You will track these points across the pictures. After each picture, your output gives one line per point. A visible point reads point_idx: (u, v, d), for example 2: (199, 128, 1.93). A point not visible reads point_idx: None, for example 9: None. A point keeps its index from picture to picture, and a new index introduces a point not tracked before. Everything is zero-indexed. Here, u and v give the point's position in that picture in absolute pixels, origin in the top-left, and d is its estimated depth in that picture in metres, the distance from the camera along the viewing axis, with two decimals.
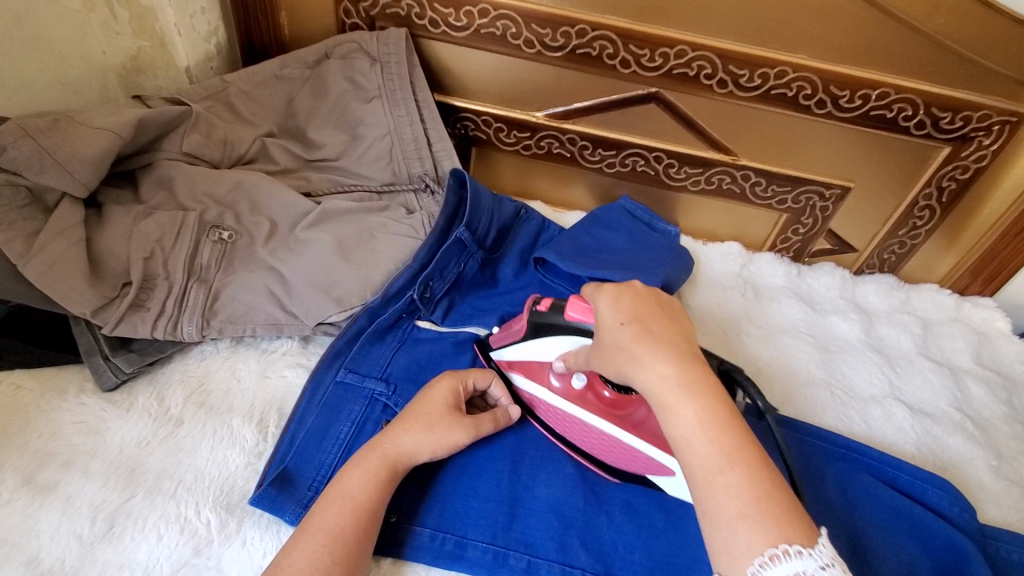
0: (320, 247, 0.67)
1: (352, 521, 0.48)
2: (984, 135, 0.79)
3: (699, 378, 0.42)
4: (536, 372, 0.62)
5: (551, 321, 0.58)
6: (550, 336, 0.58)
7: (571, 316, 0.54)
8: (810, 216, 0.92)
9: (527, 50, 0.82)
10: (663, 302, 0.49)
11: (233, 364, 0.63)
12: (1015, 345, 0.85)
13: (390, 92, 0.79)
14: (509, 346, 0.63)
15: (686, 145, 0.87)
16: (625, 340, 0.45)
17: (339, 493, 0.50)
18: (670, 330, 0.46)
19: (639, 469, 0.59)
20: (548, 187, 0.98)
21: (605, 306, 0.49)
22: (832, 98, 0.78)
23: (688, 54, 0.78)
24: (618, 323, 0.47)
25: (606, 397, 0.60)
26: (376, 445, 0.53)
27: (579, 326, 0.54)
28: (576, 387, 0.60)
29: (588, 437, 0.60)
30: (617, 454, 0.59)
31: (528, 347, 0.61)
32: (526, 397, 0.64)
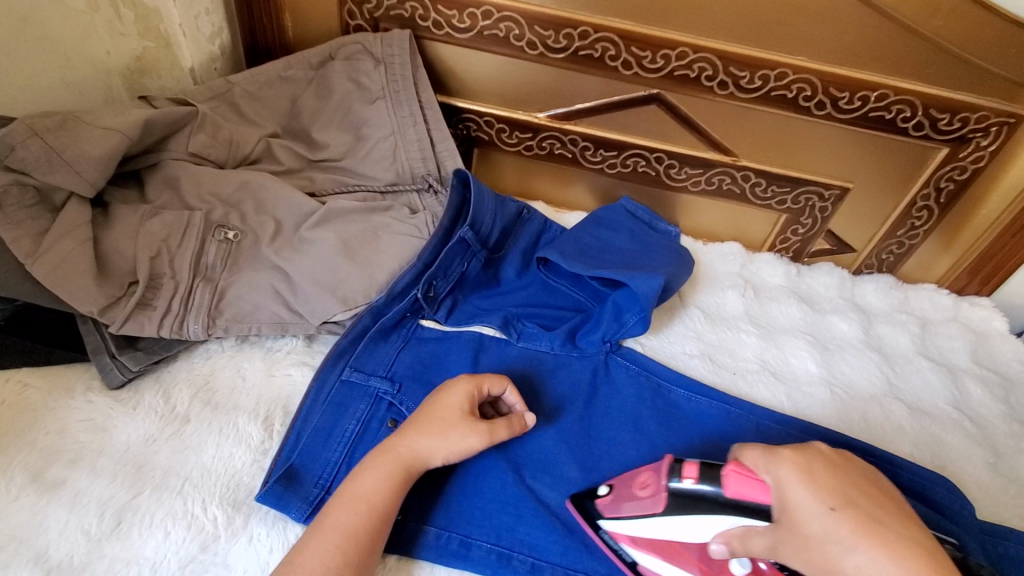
0: (325, 247, 0.67)
1: (366, 526, 0.50)
2: (982, 136, 0.80)
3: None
4: (676, 553, 0.53)
5: (700, 495, 0.49)
6: (704, 514, 0.49)
7: (733, 489, 0.48)
8: (810, 217, 0.92)
9: (529, 51, 0.83)
10: (863, 479, 0.47)
11: (238, 362, 0.63)
12: (1012, 344, 0.86)
13: (393, 93, 0.80)
14: (637, 520, 0.53)
15: (686, 146, 0.88)
16: (838, 533, 0.42)
17: (355, 495, 0.51)
18: (889, 521, 0.44)
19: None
20: (549, 188, 0.99)
21: (795, 481, 0.45)
22: (831, 99, 0.79)
23: (690, 56, 0.79)
24: (826, 507, 0.44)
25: (765, 574, 0.51)
26: (390, 447, 0.54)
27: (744, 502, 0.47)
28: (734, 571, 0.51)
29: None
30: None
31: (659, 525, 0.52)
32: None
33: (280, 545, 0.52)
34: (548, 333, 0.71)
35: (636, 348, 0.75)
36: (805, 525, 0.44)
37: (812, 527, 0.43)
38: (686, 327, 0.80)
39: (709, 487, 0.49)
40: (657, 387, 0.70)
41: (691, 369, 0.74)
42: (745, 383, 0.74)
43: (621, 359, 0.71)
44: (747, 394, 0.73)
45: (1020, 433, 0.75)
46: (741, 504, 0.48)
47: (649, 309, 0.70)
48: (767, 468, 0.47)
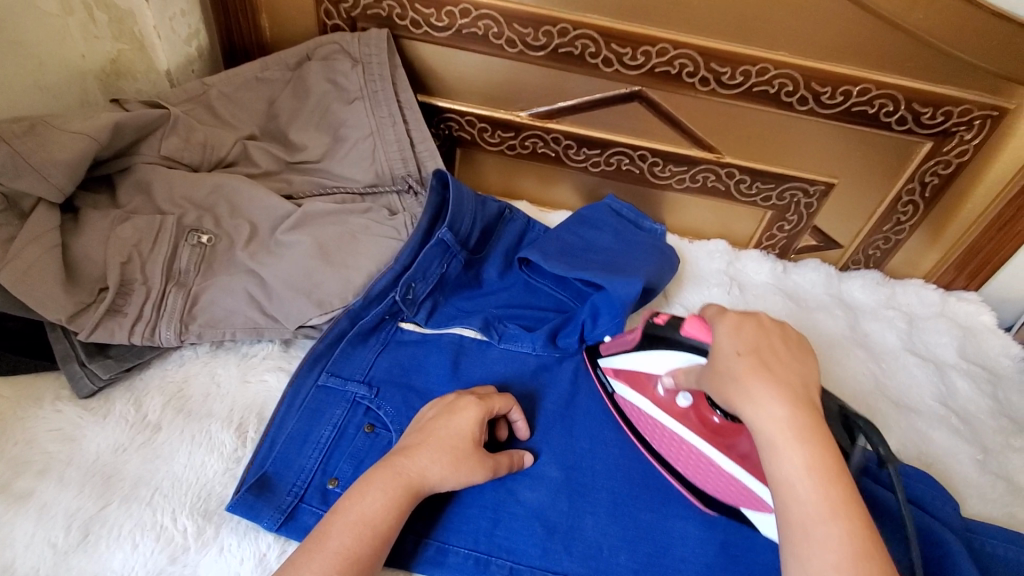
0: (301, 250, 0.66)
1: (365, 545, 0.47)
2: (965, 130, 0.79)
3: (809, 423, 0.45)
4: (641, 384, 0.61)
5: (662, 334, 0.57)
6: (662, 350, 0.58)
7: (686, 331, 0.54)
8: (795, 213, 0.92)
9: (509, 49, 0.82)
10: (789, 336, 0.51)
11: (212, 368, 0.62)
12: (1000, 338, 0.86)
13: (371, 93, 0.79)
14: (618, 354, 0.63)
15: (670, 144, 0.87)
16: (739, 372, 0.47)
17: (358, 517, 0.48)
18: (791, 372, 0.48)
19: (736, 501, 0.55)
20: (534, 187, 0.98)
21: (726, 333, 0.50)
22: (814, 94, 0.79)
23: (670, 53, 0.78)
24: (734, 352, 0.49)
25: (712, 422, 0.57)
26: (395, 468, 0.52)
27: (694, 343, 0.54)
28: (680, 404, 0.58)
29: (680, 453, 0.58)
30: (708, 478, 0.57)
31: (635, 357, 0.61)
32: (625, 407, 0.63)
33: (252, 556, 0.51)
34: (530, 334, 0.70)
35: None
36: (719, 364, 0.49)
37: (721, 364, 0.49)
38: None
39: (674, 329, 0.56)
40: None
41: None
42: None
43: None
44: None
45: (1008, 428, 0.74)
46: (692, 344, 0.54)
47: (627, 310, 0.69)
48: (715, 318, 0.52)
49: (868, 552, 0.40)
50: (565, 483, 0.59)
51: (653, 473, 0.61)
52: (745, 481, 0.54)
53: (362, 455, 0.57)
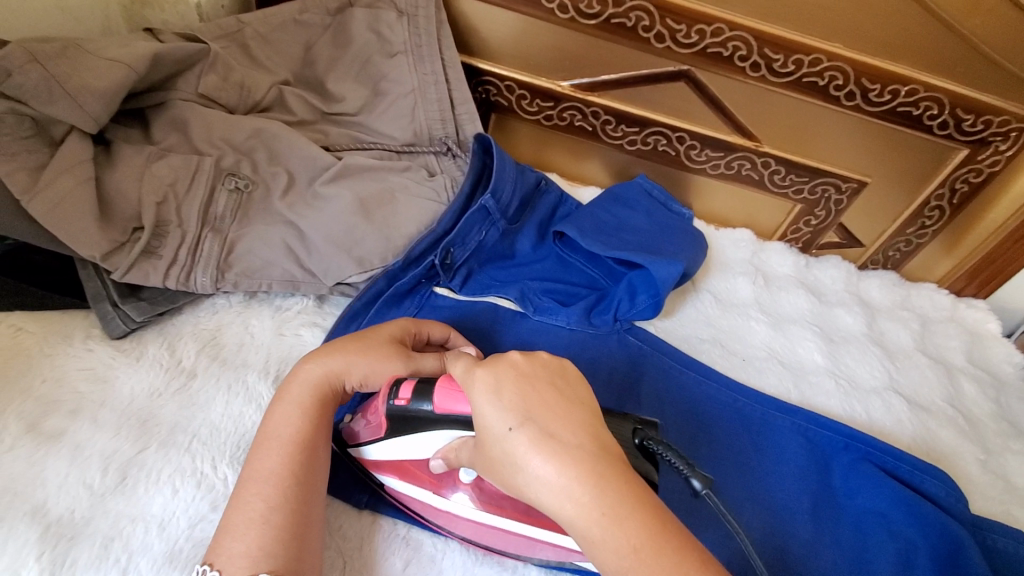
0: (340, 204, 0.64)
1: (294, 461, 0.47)
2: (1001, 141, 0.80)
3: (606, 490, 0.39)
4: (409, 473, 0.54)
5: (415, 413, 0.50)
6: (415, 436, 0.51)
7: (439, 406, 0.48)
8: (824, 209, 0.92)
9: (559, 15, 0.80)
10: (543, 366, 0.45)
11: (246, 318, 0.61)
12: (1004, 346, 0.89)
13: (416, 48, 0.76)
14: (385, 445, 0.53)
15: (710, 128, 0.87)
16: (520, 450, 0.41)
17: (269, 434, 0.48)
18: (556, 408, 0.43)
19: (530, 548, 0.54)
20: (564, 161, 0.97)
21: (483, 398, 0.44)
22: (862, 91, 0.78)
23: (725, 34, 0.77)
24: (504, 427, 0.42)
25: (483, 489, 0.53)
26: (301, 374, 0.52)
27: (452, 413, 0.48)
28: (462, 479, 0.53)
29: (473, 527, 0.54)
30: (494, 534, 0.54)
31: (388, 446, 0.53)
32: (410, 500, 0.56)
33: None
34: (565, 309, 0.70)
35: (648, 329, 0.75)
36: (494, 449, 0.43)
37: (496, 447, 0.42)
38: (698, 311, 0.80)
39: (421, 403, 0.49)
40: (669, 368, 0.70)
41: (701, 353, 0.75)
42: (752, 370, 0.75)
43: (634, 338, 0.71)
44: (755, 381, 0.74)
45: (1008, 432, 0.77)
46: (449, 417, 0.48)
47: (664, 294, 0.70)
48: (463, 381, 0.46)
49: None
50: None
51: None
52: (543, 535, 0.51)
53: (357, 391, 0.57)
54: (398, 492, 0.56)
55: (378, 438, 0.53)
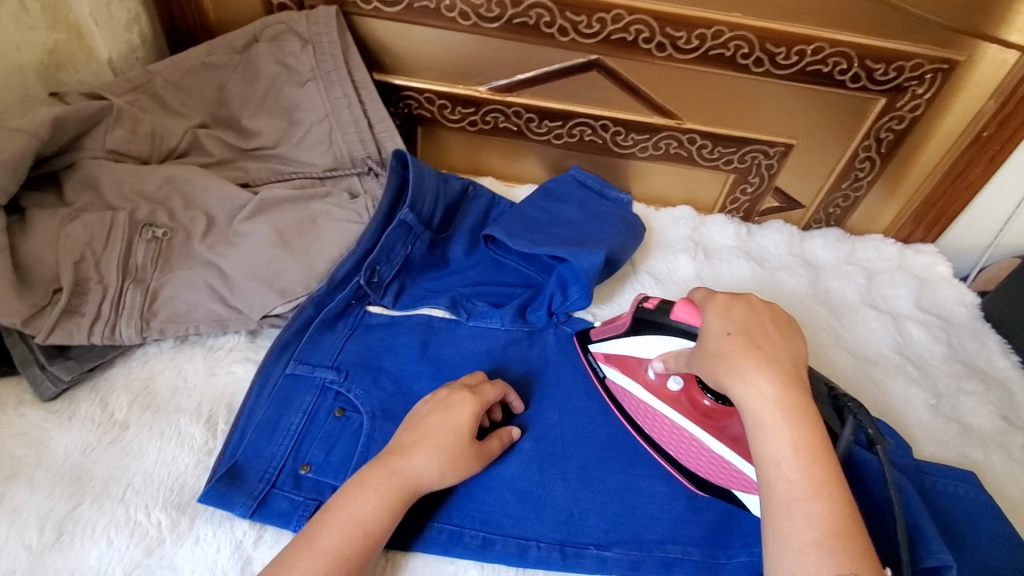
0: (259, 238, 0.66)
1: (359, 548, 0.47)
2: (917, 85, 0.80)
3: (798, 399, 0.48)
4: (632, 369, 0.63)
5: (655, 321, 0.58)
6: (649, 335, 0.59)
7: (678, 316, 0.55)
8: (756, 175, 0.93)
9: (461, 22, 0.80)
10: (778, 316, 0.53)
11: (178, 363, 0.62)
12: (953, 288, 0.89)
13: (324, 73, 0.77)
14: (611, 340, 0.63)
15: (630, 112, 0.88)
16: (727, 349, 0.50)
17: (350, 517, 0.48)
18: (777, 349, 0.50)
19: (723, 480, 0.57)
20: (497, 163, 0.98)
21: (715, 314, 0.53)
22: (769, 55, 0.79)
23: (626, 19, 0.77)
24: (724, 333, 0.51)
25: (702, 405, 0.60)
26: (399, 469, 0.51)
27: (681, 327, 0.55)
28: (672, 389, 0.60)
29: (668, 434, 0.60)
30: (683, 448, 0.59)
31: (623, 341, 0.62)
32: (615, 391, 0.64)
33: (229, 543, 0.51)
34: (498, 310, 0.71)
35: (587, 318, 0.75)
36: (709, 346, 0.51)
37: (712, 345, 0.51)
38: (637, 294, 0.81)
39: (665, 317, 0.56)
40: None
41: None
42: None
43: (570, 329, 0.72)
44: None
45: (960, 373, 0.77)
46: (680, 327, 0.56)
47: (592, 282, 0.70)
48: (706, 300, 0.54)
49: (847, 529, 0.43)
50: (537, 454, 0.59)
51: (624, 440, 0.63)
52: (718, 448, 0.57)
53: (334, 439, 0.58)
54: (616, 389, 0.64)
55: (615, 335, 0.62)
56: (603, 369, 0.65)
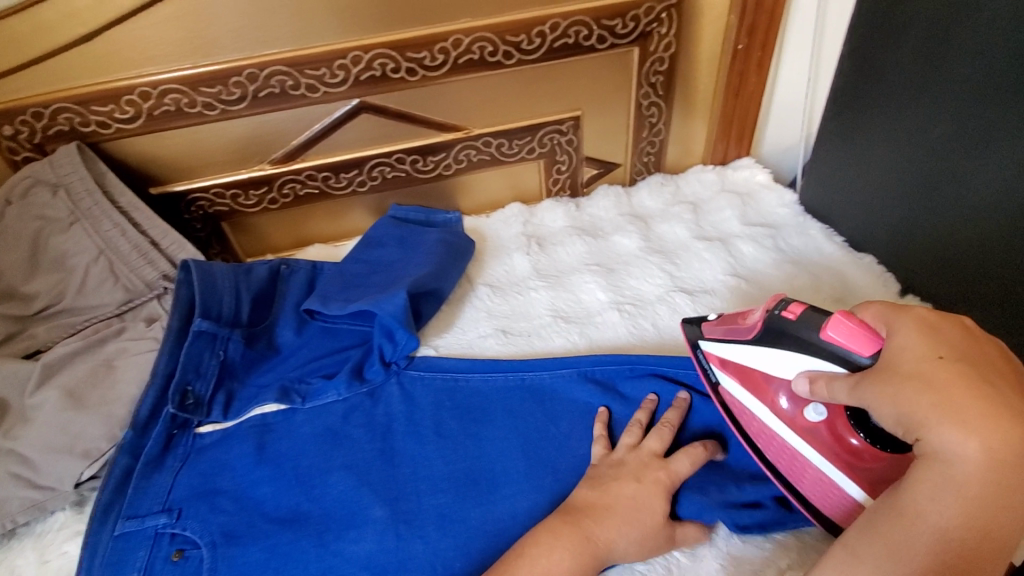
0: (49, 407, 0.62)
1: None
2: (659, 26, 0.83)
3: (1019, 480, 0.39)
4: (756, 385, 0.56)
5: (794, 330, 0.51)
6: (786, 348, 0.52)
7: (829, 333, 0.48)
8: (563, 153, 0.95)
9: (209, 113, 0.78)
10: (1004, 354, 0.44)
11: (7, 563, 0.58)
12: (774, 192, 0.92)
13: (85, 212, 0.74)
14: (732, 345, 0.58)
15: (418, 138, 0.88)
16: (937, 375, 0.41)
17: None
18: (1020, 398, 0.40)
19: (827, 505, 0.53)
20: (321, 228, 0.96)
21: (915, 331, 0.44)
22: (513, 46, 0.80)
23: (364, 58, 0.77)
24: (934, 357, 0.42)
25: (848, 443, 0.51)
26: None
27: (834, 345, 0.48)
28: (809, 420, 0.53)
29: (788, 460, 0.55)
30: (791, 469, 0.55)
31: (749, 349, 0.55)
32: (730, 401, 0.59)
33: None
34: (331, 382, 0.68)
35: (428, 354, 0.74)
36: (903, 366, 0.43)
37: (909, 367, 0.42)
38: (477, 309, 0.80)
39: (813, 328, 0.50)
40: (455, 382, 0.69)
41: (486, 350, 0.75)
42: (539, 340, 0.76)
43: (413, 372, 0.70)
44: (546, 349, 0.75)
45: (791, 273, 0.80)
46: (830, 345, 0.48)
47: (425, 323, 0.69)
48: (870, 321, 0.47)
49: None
50: (393, 519, 0.57)
51: (480, 466, 0.61)
52: (841, 483, 0.51)
53: None
54: (742, 407, 0.58)
55: (743, 340, 0.56)
56: (716, 372, 0.60)
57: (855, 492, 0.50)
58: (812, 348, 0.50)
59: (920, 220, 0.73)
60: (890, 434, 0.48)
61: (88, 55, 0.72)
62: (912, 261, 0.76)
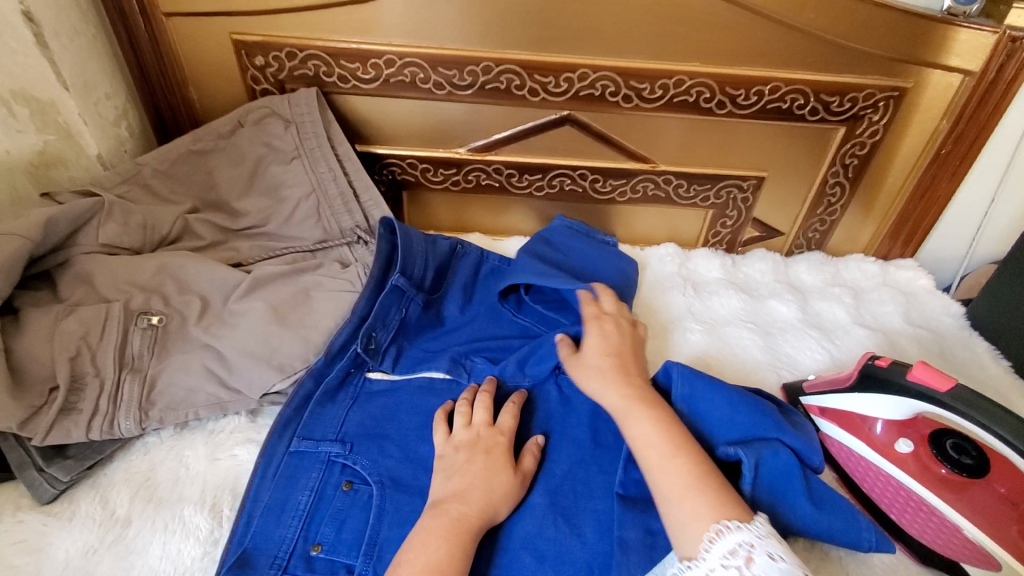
0: (254, 316, 0.66)
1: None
2: (873, 112, 0.84)
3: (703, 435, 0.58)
4: (852, 424, 0.64)
5: (886, 378, 0.60)
6: (879, 393, 0.61)
7: (916, 376, 0.58)
8: (733, 209, 0.96)
9: (437, 91, 0.84)
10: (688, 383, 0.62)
11: (179, 451, 0.61)
12: (938, 299, 0.91)
13: (308, 151, 0.80)
14: (829, 392, 0.66)
15: (607, 160, 0.91)
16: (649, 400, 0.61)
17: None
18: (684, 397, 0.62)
19: (945, 548, 0.57)
20: (483, 218, 1.00)
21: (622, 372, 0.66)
22: (729, 97, 0.83)
23: (591, 76, 0.82)
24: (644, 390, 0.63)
25: (939, 473, 0.59)
26: None
27: (924, 388, 0.57)
28: (899, 450, 0.61)
29: (894, 494, 0.61)
30: (897, 505, 0.61)
31: (847, 397, 0.64)
32: (831, 446, 0.66)
33: None
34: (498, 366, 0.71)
35: None
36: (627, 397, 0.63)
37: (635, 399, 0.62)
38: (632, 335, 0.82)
39: (897, 373, 0.60)
40: None
41: None
42: None
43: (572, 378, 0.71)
44: None
45: None
46: (918, 387, 0.58)
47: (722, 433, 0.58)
48: (930, 371, 0.57)
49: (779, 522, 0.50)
50: (551, 510, 0.58)
51: None
52: (941, 510, 0.57)
53: (344, 514, 0.56)
54: (843, 446, 0.65)
55: (843, 386, 0.64)
56: (819, 422, 0.67)
57: (961, 523, 0.55)
58: (904, 391, 0.59)
59: None
60: (970, 462, 0.58)
61: (354, 16, 0.79)
62: None
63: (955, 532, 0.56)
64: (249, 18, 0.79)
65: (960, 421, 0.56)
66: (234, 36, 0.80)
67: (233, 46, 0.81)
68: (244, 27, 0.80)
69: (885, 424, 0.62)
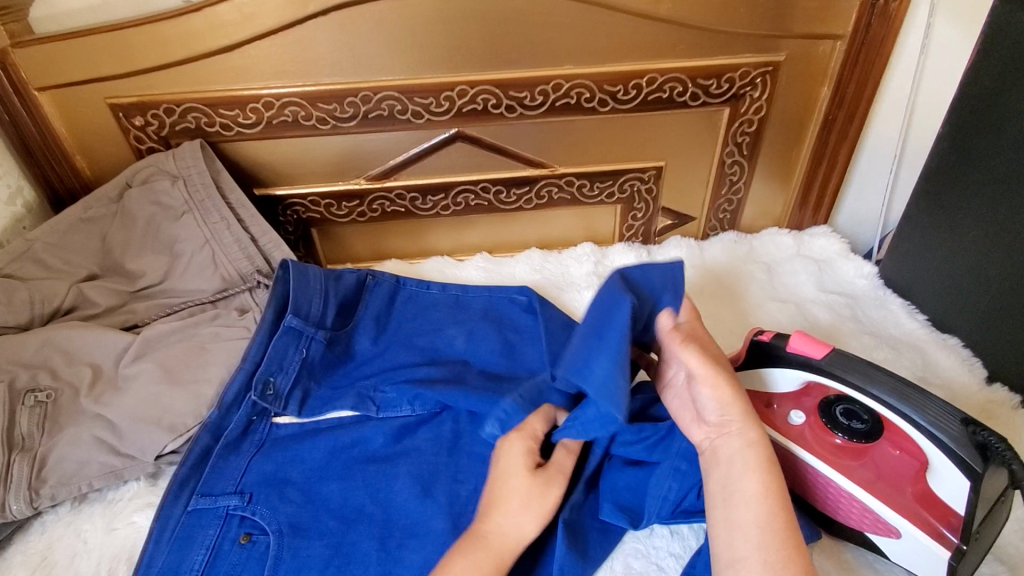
0: (145, 377, 0.66)
1: None
2: (752, 89, 0.86)
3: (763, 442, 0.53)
4: (749, 403, 0.63)
5: (773, 352, 0.60)
6: (772, 367, 0.61)
7: (794, 346, 0.59)
8: (641, 201, 0.97)
9: (321, 127, 0.84)
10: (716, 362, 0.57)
11: (78, 526, 0.61)
12: (852, 262, 0.92)
13: (198, 203, 0.79)
14: None
15: (506, 170, 0.92)
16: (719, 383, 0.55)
17: None
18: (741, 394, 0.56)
19: (850, 518, 0.56)
20: (398, 244, 1.00)
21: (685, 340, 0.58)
22: (610, 95, 0.84)
23: (470, 92, 0.83)
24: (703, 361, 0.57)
25: (832, 443, 0.58)
26: None
27: (804, 358, 0.58)
28: (793, 423, 0.60)
29: (793, 469, 0.60)
30: (797, 479, 0.60)
31: (743, 375, 0.64)
32: None
33: None
34: (405, 396, 0.69)
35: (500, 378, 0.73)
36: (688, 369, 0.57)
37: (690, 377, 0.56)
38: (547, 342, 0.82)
39: (779, 346, 0.60)
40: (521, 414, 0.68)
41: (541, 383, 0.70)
42: None
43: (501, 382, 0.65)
44: None
45: (868, 345, 0.79)
46: (798, 358, 0.58)
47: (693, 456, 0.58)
48: (808, 338, 0.58)
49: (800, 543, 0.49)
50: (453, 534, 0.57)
51: None
52: (836, 481, 0.56)
53: (240, 570, 0.56)
54: None
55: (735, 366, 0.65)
56: None
57: (858, 493, 0.55)
58: (788, 362, 0.59)
59: (984, 294, 0.75)
60: (863, 428, 0.57)
61: (223, 66, 0.79)
62: (969, 323, 0.78)
63: (853, 501, 0.56)
64: (120, 81, 0.79)
65: (842, 387, 0.57)
66: (110, 100, 0.81)
67: (110, 110, 0.82)
68: (117, 90, 0.80)
69: (779, 399, 0.62)
